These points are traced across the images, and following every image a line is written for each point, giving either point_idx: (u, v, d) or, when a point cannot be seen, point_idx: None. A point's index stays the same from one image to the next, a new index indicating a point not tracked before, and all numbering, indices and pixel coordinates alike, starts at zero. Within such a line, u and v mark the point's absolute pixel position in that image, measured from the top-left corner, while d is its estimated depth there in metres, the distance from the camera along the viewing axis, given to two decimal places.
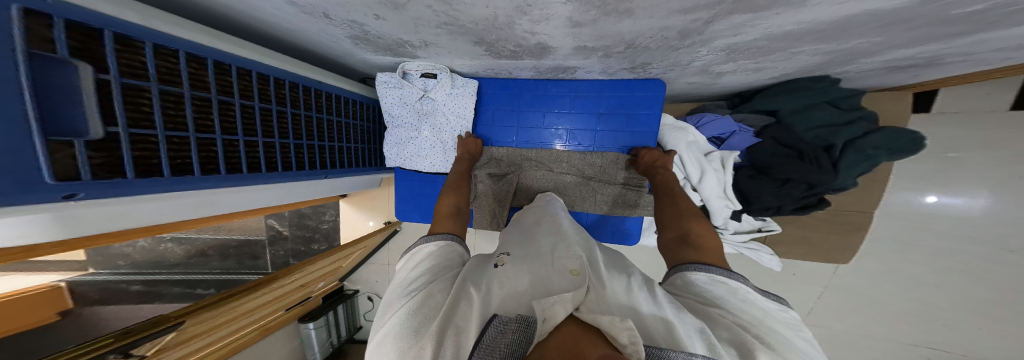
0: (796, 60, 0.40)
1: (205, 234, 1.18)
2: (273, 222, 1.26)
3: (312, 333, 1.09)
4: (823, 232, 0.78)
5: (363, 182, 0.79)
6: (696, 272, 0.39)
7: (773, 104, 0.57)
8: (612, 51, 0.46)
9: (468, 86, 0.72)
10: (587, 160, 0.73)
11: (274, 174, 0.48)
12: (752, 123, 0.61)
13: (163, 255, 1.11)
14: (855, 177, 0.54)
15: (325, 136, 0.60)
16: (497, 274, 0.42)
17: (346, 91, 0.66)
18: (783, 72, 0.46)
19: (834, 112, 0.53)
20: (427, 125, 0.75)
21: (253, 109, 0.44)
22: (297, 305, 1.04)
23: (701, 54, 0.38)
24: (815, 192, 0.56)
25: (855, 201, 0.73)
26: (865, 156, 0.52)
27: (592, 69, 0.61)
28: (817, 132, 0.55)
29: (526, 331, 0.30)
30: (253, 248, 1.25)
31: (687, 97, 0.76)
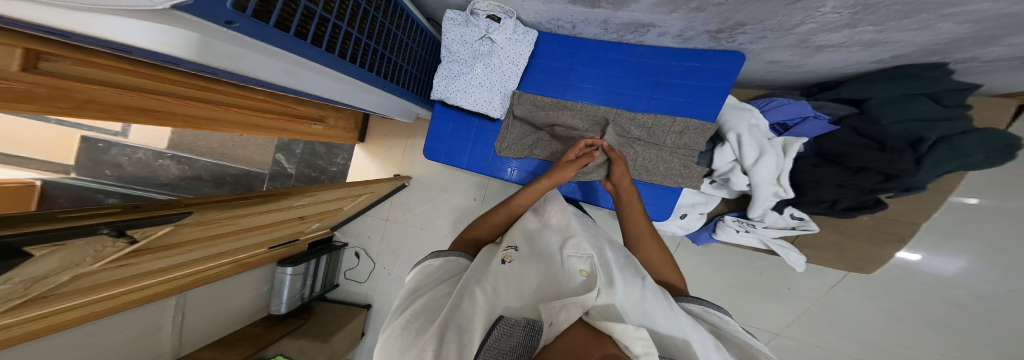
0: (915, 37, 0.37)
1: (206, 158, 1.22)
2: (281, 158, 1.30)
3: (287, 279, 1.14)
4: (859, 240, 0.80)
5: (398, 108, 0.77)
6: (692, 303, 0.48)
7: (863, 92, 0.54)
8: (710, 2, 0.42)
9: (528, 34, 0.72)
10: (635, 120, 0.71)
11: (353, 67, 0.47)
12: (832, 111, 0.58)
13: (156, 172, 1.17)
14: (938, 175, 0.50)
15: (390, 47, 0.58)
16: (501, 272, 0.45)
17: (417, 17, 0.67)
18: (892, 54, 0.44)
19: (935, 107, 0.49)
20: (480, 64, 0.71)
21: (357, 6, 0.46)
22: (282, 246, 1.09)
23: (821, 12, 0.35)
24: (885, 188, 0.53)
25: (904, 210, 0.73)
26: (960, 155, 0.47)
27: (669, 29, 0.58)
28: (907, 126, 0.51)
29: (532, 336, 0.31)
30: (250, 181, 1.27)
31: (757, 85, 0.74)
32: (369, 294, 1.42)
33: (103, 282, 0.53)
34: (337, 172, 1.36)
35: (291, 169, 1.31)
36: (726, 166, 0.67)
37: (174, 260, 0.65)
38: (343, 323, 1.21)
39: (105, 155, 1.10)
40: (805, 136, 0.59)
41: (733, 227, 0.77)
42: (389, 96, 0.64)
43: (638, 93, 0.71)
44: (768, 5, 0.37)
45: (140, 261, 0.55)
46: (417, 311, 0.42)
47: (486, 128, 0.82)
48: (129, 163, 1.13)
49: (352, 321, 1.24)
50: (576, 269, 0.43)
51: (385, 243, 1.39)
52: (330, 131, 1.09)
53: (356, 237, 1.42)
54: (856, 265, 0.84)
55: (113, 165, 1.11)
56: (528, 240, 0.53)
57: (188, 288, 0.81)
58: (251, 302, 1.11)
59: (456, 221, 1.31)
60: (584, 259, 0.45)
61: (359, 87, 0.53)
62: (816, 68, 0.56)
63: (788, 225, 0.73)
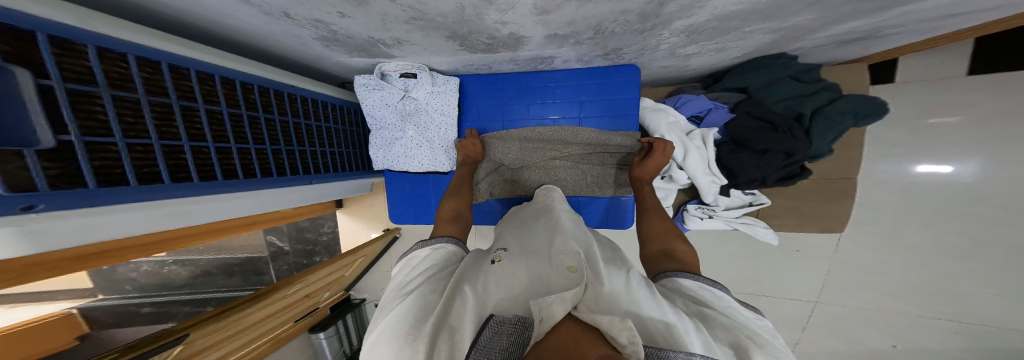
0: (751, 39, 0.44)
1: (207, 254, 1.19)
2: (273, 238, 1.25)
3: (322, 343, 1.10)
4: (812, 201, 0.82)
5: (353, 186, 0.84)
6: (685, 279, 0.40)
7: (741, 81, 0.63)
8: (582, 38, 0.46)
9: (449, 83, 0.73)
10: (572, 144, 0.75)
11: (238, 182, 0.49)
12: (726, 100, 0.66)
13: (169, 276, 1.14)
14: (830, 142, 0.59)
15: (303, 141, 0.65)
16: (491, 271, 0.40)
17: (324, 95, 0.71)
18: (744, 52, 0.50)
19: (798, 85, 0.60)
20: (412, 125, 0.75)
21: (240, 116, 0.50)
22: (305, 316, 1.06)
23: (665, 36, 0.41)
24: (795, 161, 0.60)
25: (837, 169, 0.78)
26: (833, 122, 0.58)
27: (568, 58, 0.62)
28: (787, 103, 0.61)
29: (523, 333, 0.29)
30: (256, 265, 1.24)
31: (664, 82, 0.81)
32: None
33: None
34: (330, 240, 1.32)
35: (287, 246, 1.27)
36: (665, 164, 0.70)
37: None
38: None
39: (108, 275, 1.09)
40: (716, 125, 0.65)
41: (696, 216, 0.79)
42: (324, 182, 0.70)
43: (570, 115, 0.75)
44: (624, 37, 0.43)
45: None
46: (412, 308, 0.36)
47: (444, 181, 0.85)
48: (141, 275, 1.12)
49: None
50: (564, 265, 0.38)
51: None
52: (305, 207, 1.03)
53: (371, 290, 1.34)
54: (824, 226, 0.82)
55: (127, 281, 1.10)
56: (519, 237, 0.49)
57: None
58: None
59: None
60: (571, 254, 0.40)
61: (275, 195, 0.57)
62: (698, 66, 0.64)
63: (745, 201, 0.80)
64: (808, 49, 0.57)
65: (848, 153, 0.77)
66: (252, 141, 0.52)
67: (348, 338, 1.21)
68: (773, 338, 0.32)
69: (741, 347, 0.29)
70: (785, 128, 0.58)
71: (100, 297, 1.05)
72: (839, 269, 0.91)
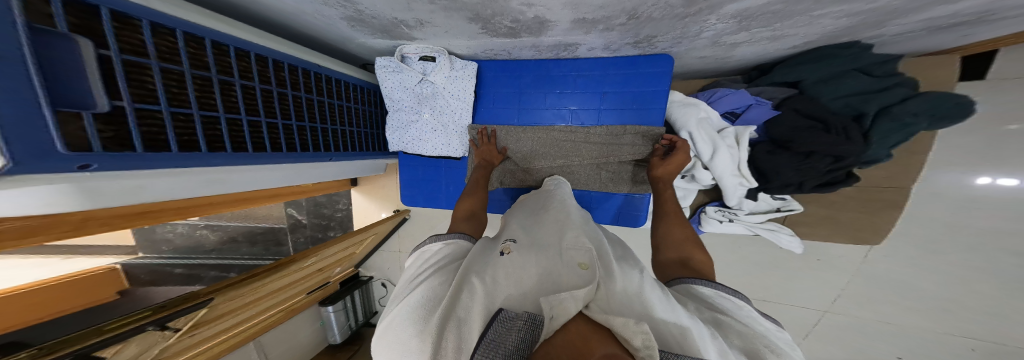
0: (817, 25, 0.38)
1: (234, 221, 1.28)
2: (293, 211, 1.31)
3: (330, 315, 1.20)
4: (857, 210, 0.75)
5: (369, 166, 0.87)
6: (702, 286, 0.38)
7: (793, 74, 0.57)
8: (612, 24, 0.43)
9: (468, 68, 0.72)
10: (588, 137, 0.72)
11: (272, 155, 0.50)
12: (770, 95, 0.61)
13: (200, 240, 1.26)
14: (890, 148, 0.53)
15: (326, 119, 0.65)
16: (500, 263, 0.40)
17: (348, 76, 0.72)
18: (806, 39, 0.44)
19: (867, 80, 0.53)
20: (428, 109, 0.74)
21: (270, 91, 0.51)
22: (319, 289, 1.11)
23: (710, 23, 0.37)
24: (843, 166, 0.55)
25: (888, 177, 0.69)
26: (901, 124, 0.51)
27: (594, 45, 0.58)
28: (847, 101, 0.54)
29: (534, 330, 0.28)
30: (276, 236, 1.33)
31: (698, 74, 0.75)
32: None
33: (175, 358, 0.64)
34: (343, 217, 1.37)
35: (304, 219, 1.34)
36: (689, 163, 0.66)
37: (221, 326, 0.74)
38: None
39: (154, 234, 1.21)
40: (754, 123, 0.60)
41: (715, 218, 0.75)
42: (343, 159, 0.71)
43: (589, 106, 0.71)
44: (663, 23, 0.39)
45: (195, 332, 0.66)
46: (418, 300, 0.36)
47: (455, 167, 0.85)
48: (177, 236, 1.24)
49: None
50: (575, 262, 0.38)
51: None
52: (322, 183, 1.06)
53: (379, 269, 1.38)
54: (858, 238, 0.77)
55: (165, 241, 1.22)
56: (528, 230, 0.48)
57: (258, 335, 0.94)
58: (310, 339, 1.21)
59: None
60: (582, 252, 0.40)
61: (299, 167, 0.59)
62: (741, 56, 0.58)
63: (773, 206, 0.73)
64: (891, 37, 0.48)
65: (905, 161, 0.69)
66: (280, 116, 0.53)
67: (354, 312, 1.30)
68: (791, 350, 0.30)
69: (759, 358, 0.27)
70: (839, 129, 0.52)
71: (141, 255, 1.18)
72: (856, 283, 0.84)
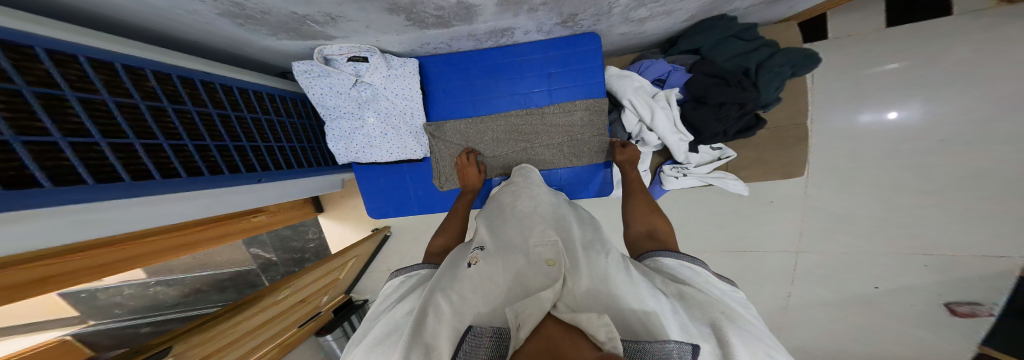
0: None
1: (194, 272, 1.15)
2: (257, 251, 1.22)
3: (331, 344, 1.18)
4: (773, 152, 0.87)
5: (323, 184, 0.84)
6: (667, 258, 0.42)
7: (693, 44, 0.64)
8: (534, 4, 0.44)
9: (407, 65, 0.70)
10: (543, 119, 0.75)
11: (196, 180, 0.48)
12: (682, 63, 0.67)
13: (158, 297, 1.11)
14: (776, 91, 0.61)
15: (252, 136, 0.62)
16: (467, 275, 0.39)
17: (260, 86, 0.65)
18: (689, 14, 0.49)
19: (741, 44, 0.61)
20: (371, 112, 0.71)
21: (163, 109, 0.45)
22: (309, 321, 1.11)
23: None
24: (748, 110, 0.63)
25: (790, 116, 0.84)
26: (776, 74, 0.60)
27: (529, 28, 0.59)
28: (734, 61, 0.62)
29: (500, 343, 0.29)
30: (246, 278, 1.22)
31: (625, 50, 0.79)
32: None
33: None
34: (317, 246, 1.31)
35: (274, 257, 1.25)
36: (635, 128, 0.72)
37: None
38: None
39: (97, 302, 1.05)
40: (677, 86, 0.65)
41: (672, 175, 0.83)
42: (279, 182, 0.66)
43: (539, 89, 0.73)
44: None
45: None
46: (386, 330, 0.36)
47: (419, 167, 0.85)
48: (128, 298, 1.08)
49: None
50: (542, 259, 0.40)
51: None
52: (284, 214, 1.07)
53: (372, 291, 1.37)
54: (787, 173, 0.88)
55: (116, 305, 1.06)
56: (496, 233, 0.49)
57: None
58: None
59: None
60: (549, 247, 0.42)
61: (228, 190, 0.53)
62: (648, 32, 0.64)
63: (714, 156, 0.84)
64: (743, 9, 0.60)
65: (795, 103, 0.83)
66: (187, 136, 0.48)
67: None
68: (744, 309, 0.34)
69: (716, 325, 0.29)
70: (736, 82, 0.61)
71: (91, 323, 1.03)
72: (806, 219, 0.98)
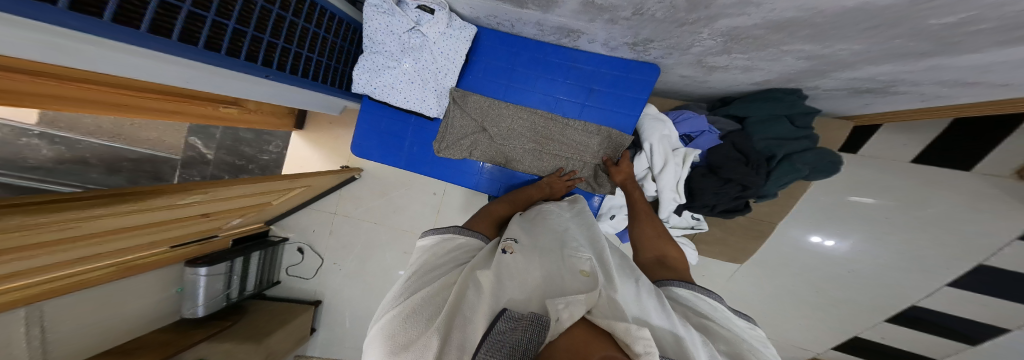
0: (781, 63, 0.40)
1: (95, 138, 1.08)
2: (197, 141, 1.19)
3: (200, 280, 0.97)
4: (735, 235, 1.00)
5: (320, 103, 0.81)
6: (680, 288, 0.44)
7: (747, 110, 0.64)
8: (619, 16, 0.43)
9: (465, 30, 0.70)
10: (558, 126, 0.75)
11: (217, 56, 0.42)
12: (721, 127, 0.69)
13: (24, 152, 1.00)
14: (779, 187, 0.67)
15: (291, 39, 0.57)
16: (507, 263, 0.42)
17: (335, 7, 0.65)
18: (766, 77, 0.48)
19: (787, 127, 0.63)
20: (409, 59, 0.68)
21: None
22: (196, 243, 0.94)
23: (704, 38, 0.36)
24: (745, 195, 0.67)
25: (771, 212, 0.95)
26: (793, 169, 0.63)
27: (596, 37, 0.59)
28: (767, 143, 0.65)
29: (538, 331, 0.26)
30: (156, 167, 1.15)
31: (673, 96, 0.83)
32: (318, 291, 1.35)
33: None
34: (269, 160, 1.28)
35: (210, 155, 1.21)
36: (641, 173, 0.74)
37: (33, 263, 0.52)
38: (283, 322, 1.12)
39: None
40: (700, 149, 0.68)
41: None
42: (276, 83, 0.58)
43: (571, 99, 0.73)
44: (663, 24, 0.38)
45: None
46: (420, 301, 0.39)
47: (424, 126, 0.81)
48: None
49: (294, 319, 1.16)
50: (577, 268, 0.40)
51: (332, 237, 1.33)
52: (258, 118, 1.04)
53: (299, 231, 1.32)
54: (733, 257, 1.03)
55: None
56: (530, 234, 0.51)
57: (57, 294, 0.67)
58: (150, 310, 0.94)
59: (410, 217, 1.31)
60: (584, 261, 0.42)
61: (222, 74, 0.48)
62: (715, 85, 0.65)
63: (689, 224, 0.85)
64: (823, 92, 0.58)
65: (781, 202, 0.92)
66: (236, 20, 0.45)
67: (238, 279, 1.10)
68: (765, 348, 0.33)
69: (738, 356, 0.29)
70: (756, 164, 0.63)
71: None
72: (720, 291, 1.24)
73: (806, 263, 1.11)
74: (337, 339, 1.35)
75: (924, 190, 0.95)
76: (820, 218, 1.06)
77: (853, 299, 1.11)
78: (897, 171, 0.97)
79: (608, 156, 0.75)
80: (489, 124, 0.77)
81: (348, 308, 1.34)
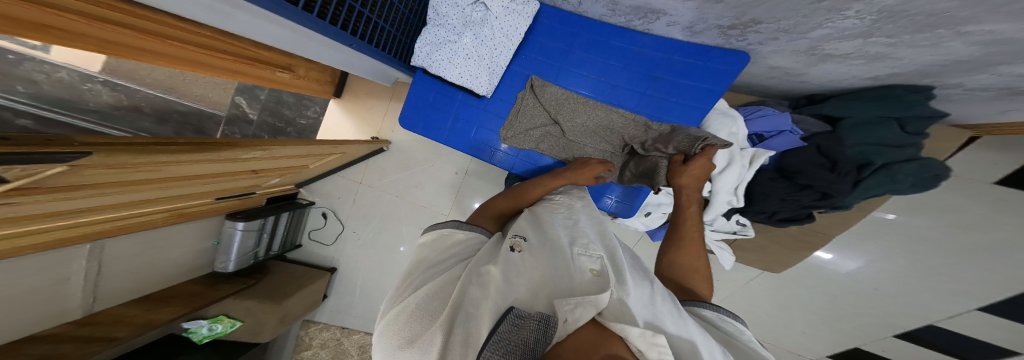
0: (929, 54, 0.37)
1: (151, 90, 1.07)
2: (240, 100, 1.20)
3: (236, 234, 0.98)
4: (782, 246, 1.01)
5: (376, 70, 0.81)
6: (704, 309, 0.42)
7: (847, 110, 0.61)
8: None
9: (528, 5, 0.67)
10: (604, 116, 0.72)
11: (307, 17, 0.40)
12: (809, 126, 0.67)
13: (85, 97, 0.97)
14: (863, 197, 0.66)
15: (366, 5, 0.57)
16: (512, 259, 0.38)
17: None
18: (897, 66, 0.45)
19: (898, 133, 0.58)
20: (470, 33, 0.67)
21: None
22: (235, 198, 0.94)
23: (844, 16, 0.32)
24: (823, 203, 0.66)
25: (830, 227, 0.92)
26: (890, 180, 0.61)
27: (679, 20, 0.56)
28: (865, 149, 0.61)
29: (547, 331, 0.22)
30: (200, 121, 1.16)
31: (755, 89, 0.79)
32: (334, 257, 1.36)
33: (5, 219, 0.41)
34: (306, 125, 1.30)
35: (252, 115, 1.23)
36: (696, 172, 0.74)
37: (104, 201, 0.54)
38: (301, 285, 1.13)
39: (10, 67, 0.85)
40: (773, 150, 0.68)
41: None
42: (350, 51, 0.59)
43: (631, 87, 0.70)
44: (792, 4, 0.35)
45: (59, 198, 0.44)
46: (429, 290, 0.35)
47: (469, 104, 0.78)
48: (49, 81, 0.90)
49: (311, 284, 1.16)
50: (587, 267, 0.37)
51: (356, 206, 1.32)
52: (302, 83, 1.01)
53: (324, 197, 1.32)
54: (771, 265, 1.08)
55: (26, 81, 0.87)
56: (539, 229, 0.47)
57: (113, 234, 0.68)
58: (188, 257, 0.95)
59: (435, 193, 1.29)
60: (593, 259, 0.39)
61: (307, 36, 0.50)
62: (811, 79, 0.62)
63: (734, 229, 0.85)
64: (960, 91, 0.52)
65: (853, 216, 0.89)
66: None
67: (268, 238, 1.11)
68: None
69: None
70: (845, 172, 0.61)
71: None
72: (742, 301, 1.26)
73: (826, 281, 1.13)
74: (344, 307, 1.36)
75: (994, 217, 0.88)
76: (855, 240, 1.05)
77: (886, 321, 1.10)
78: (975, 193, 0.88)
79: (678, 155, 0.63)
80: (519, 113, 0.76)
81: (363, 279, 1.35)
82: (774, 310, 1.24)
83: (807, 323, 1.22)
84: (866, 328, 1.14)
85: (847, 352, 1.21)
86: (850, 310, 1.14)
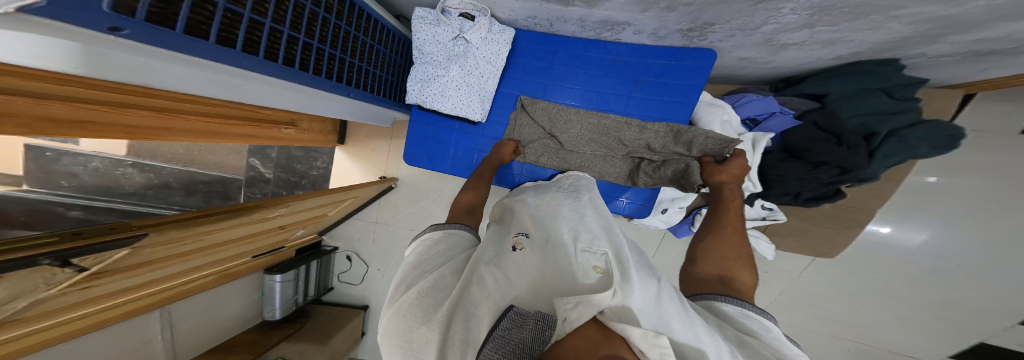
0: (881, 30, 0.39)
1: (174, 165, 1.17)
2: (256, 162, 1.32)
3: (276, 286, 1.09)
4: (822, 226, 0.95)
5: (378, 115, 0.92)
6: (726, 304, 0.41)
7: (825, 88, 0.62)
8: (678, 3, 0.42)
9: (504, 33, 0.72)
10: (593, 121, 0.75)
11: (304, 75, 0.49)
12: (796, 106, 0.66)
13: (119, 181, 1.07)
14: (887, 167, 0.61)
15: (356, 55, 0.65)
16: (513, 258, 0.40)
17: (383, 20, 0.72)
18: (858, 47, 0.47)
19: (886, 101, 0.59)
20: (456, 66, 0.71)
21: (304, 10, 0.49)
22: (268, 254, 1.03)
23: (781, 13, 0.37)
24: (844, 179, 0.62)
25: (864, 200, 0.88)
26: (906, 146, 0.57)
27: (642, 28, 0.59)
28: (863, 119, 0.61)
29: (544, 330, 0.24)
30: (225, 187, 1.28)
31: (732, 80, 0.81)
32: (365, 295, 1.42)
33: (87, 299, 0.51)
34: (318, 176, 1.41)
35: (268, 174, 1.35)
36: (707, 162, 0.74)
37: (160, 273, 0.62)
38: (341, 325, 1.20)
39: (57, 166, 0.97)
40: (772, 131, 0.67)
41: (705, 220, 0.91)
42: (349, 100, 0.68)
43: (616, 92, 0.73)
44: (737, 6, 0.37)
45: (125, 276, 0.52)
46: (426, 287, 0.39)
47: (468, 131, 0.84)
48: (86, 172, 1.02)
49: (348, 323, 1.23)
50: (589, 264, 0.37)
51: (376, 245, 1.40)
52: (307, 136, 1.13)
53: (346, 240, 1.41)
54: (818, 250, 0.99)
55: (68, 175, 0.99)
56: (540, 225, 0.48)
57: (175, 299, 0.78)
58: (243, 310, 1.07)
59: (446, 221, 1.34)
60: (597, 255, 0.39)
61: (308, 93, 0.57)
62: (781, 64, 0.63)
63: (761, 215, 0.85)
64: (928, 59, 0.54)
65: (882, 186, 0.85)
66: (318, 40, 0.52)
67: (303, 285, 1.20)
68: None
69: None
70: (851, 144, 0.59)
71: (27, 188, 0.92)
72: (784, 291, 1.17)
73: (873, 257, 1.04)
74: None
75: None
76: (902, 210, 0.96)
77: (959, 297, 0.98)
78: (1002, 145, 0.84)
79: (712, 154, 0.66)
80: (516, 129, 0.80)
81: None
82: (825, 297, 1.15)
83: (864, 308, 1.11)
84: (936, 307, 1.02)
85: (920, 336, 1.09)
86: (910, 288, 1.03)
